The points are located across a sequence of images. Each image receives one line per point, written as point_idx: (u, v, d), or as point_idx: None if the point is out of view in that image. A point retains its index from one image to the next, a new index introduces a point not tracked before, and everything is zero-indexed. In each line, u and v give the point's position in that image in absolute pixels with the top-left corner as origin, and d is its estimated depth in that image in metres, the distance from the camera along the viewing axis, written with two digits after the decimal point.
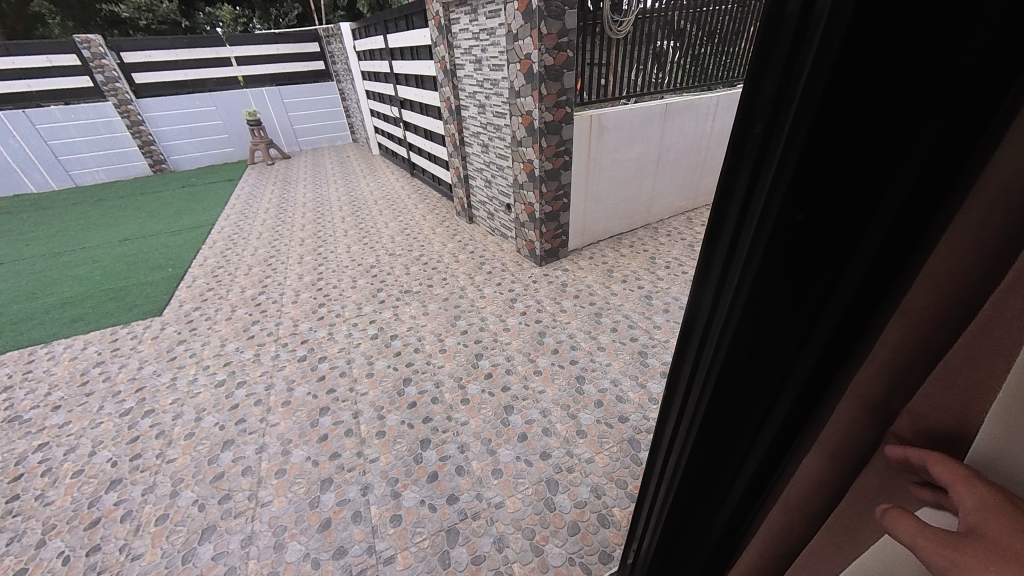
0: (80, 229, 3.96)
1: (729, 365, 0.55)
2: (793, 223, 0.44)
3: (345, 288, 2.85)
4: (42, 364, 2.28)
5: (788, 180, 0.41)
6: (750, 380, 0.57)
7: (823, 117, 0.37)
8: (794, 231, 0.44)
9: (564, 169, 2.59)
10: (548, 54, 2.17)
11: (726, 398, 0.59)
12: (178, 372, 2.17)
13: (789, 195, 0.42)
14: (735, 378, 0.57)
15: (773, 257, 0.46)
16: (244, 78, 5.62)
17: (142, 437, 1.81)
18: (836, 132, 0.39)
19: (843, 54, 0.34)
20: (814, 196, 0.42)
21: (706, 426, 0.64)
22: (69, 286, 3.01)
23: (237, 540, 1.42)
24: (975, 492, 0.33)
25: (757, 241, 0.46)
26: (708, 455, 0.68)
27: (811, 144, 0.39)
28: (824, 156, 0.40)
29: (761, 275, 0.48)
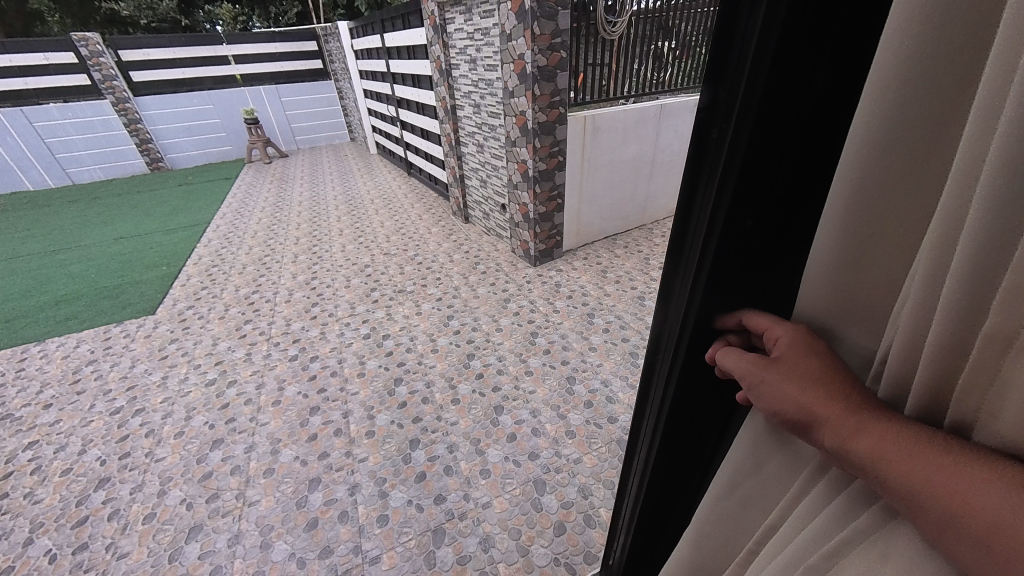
0: (76, 227, 3.96)
1: (688, 374, 0.56)
2: (741, 227, 0.45)
3: (338, 287, 2.86)
4: (34, 363, 2.28)
5: (734, 182, 0.42)
6: (713, 378, 0.57)
7: (764, 117, 0.38)
8: (743, 235, 0.45)
9: (559, 169, 2.60)
10: (541, 54, 2.17)
11: (689, 397, 0.59)
12: (169, 371, 2.17)
13: (734, 201, 0.43)
14: (698, 379, 0.57)
15: (727, 259, 0.46)
16: (242, 77, 5.65)
17: (132, 436, 1.82)
18: (776, 135, 0.40)
19: (778, 58, 0.36)
20: (762, 195, 0.43)
21: (671, 427, 0.64)
22: (63, 284, 3.02)
23: (224, 539, 1.42)
24: (789, 327, 0.42)
25: (710, 247, 0.46)
26: (678, 451, 0.68)
27: (756, 144, 0.40)
28: (767, 157, 0.41)
29: (717, 276, 0.47)
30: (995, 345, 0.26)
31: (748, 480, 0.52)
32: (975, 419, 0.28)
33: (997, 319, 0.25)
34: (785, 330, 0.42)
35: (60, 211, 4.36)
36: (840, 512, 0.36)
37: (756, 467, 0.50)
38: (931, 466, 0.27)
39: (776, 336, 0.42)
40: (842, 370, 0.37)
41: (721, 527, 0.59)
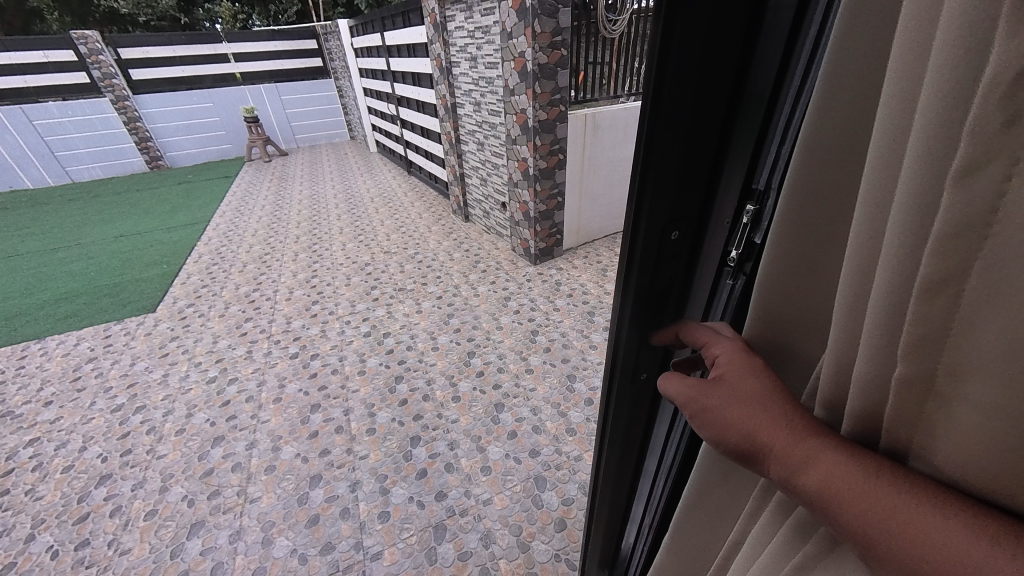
0: (76, 225, 3.95)
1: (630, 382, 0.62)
2: (668, 237, 0.50)
3: (339, 286, 2.86)
4: (34, 360, 2.28)
5: (652, 183, 0.46)
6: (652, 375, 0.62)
7: (670, 136, 0.43)
8: (667, 243, 0.50)
9: (558, 168, 2.60)
10: (541, 52, 2.17)
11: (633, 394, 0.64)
12: (169, 368, 2.17)
13: (653, 213, 0.48)
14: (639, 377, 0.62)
15: (654, 267, 0.51)
16: (242, 75, 5.65)
17: (132, 433, 1.82)
18: (699, 139, 0.44)
19: (674, 85, 0.41)
20: (683, 199, 0.48)
21: (615, 426, 0.69)
22: (63, 282, 3.02)
23: (225, 535, 1.43)
24: (725, 342, 0.44)
25: (637, 244, 0.51)
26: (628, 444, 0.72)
27: (670, 144, 0.44)
28: (685, 159, 0.45)
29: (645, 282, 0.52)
30: (909, 392, 0.27)
31: (717, 489, 0.53)
32: (908, 449, 0.29)
33: (910, 367, 0.26)
34: (723, 347, 0.43)
35: (59, 209, 4.35)
36: (791, 535, 0.37)
37: (723, 478, 0.52)
38: (879, 504, 0.27)
39: (720, 354, 0.43)
40: (781, 389, 0.38)
41: (698, 534, 0.60)
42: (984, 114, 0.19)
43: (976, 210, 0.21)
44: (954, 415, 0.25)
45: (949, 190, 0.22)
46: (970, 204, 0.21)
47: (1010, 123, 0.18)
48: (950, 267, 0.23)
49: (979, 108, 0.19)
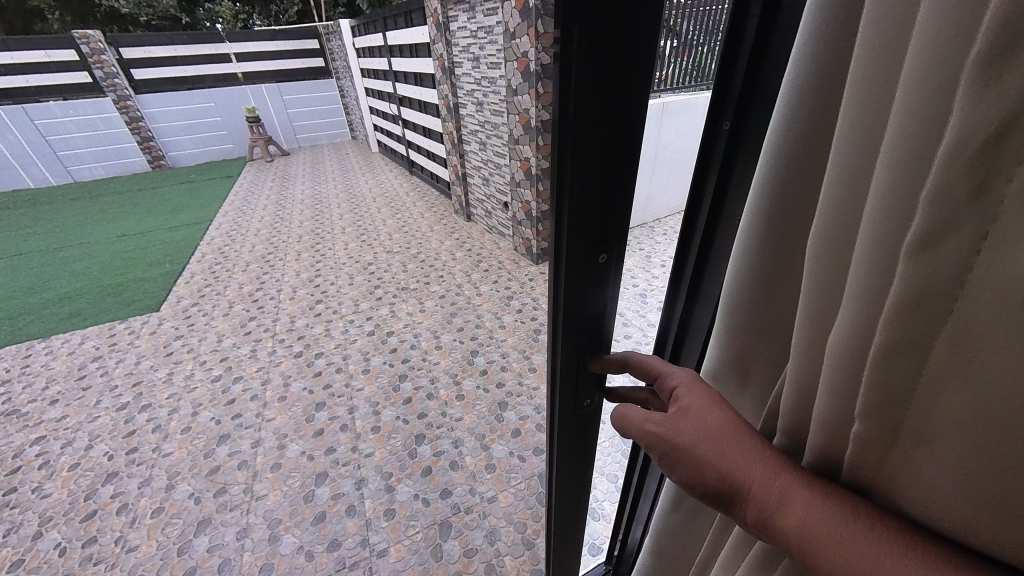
0: (78, 225, 3.96)
1: (573, 411, 0.60)
2: (596, 254, 0.45)
3: (342, 285, 2.87)
4: (40, 359, 2.29)
5: (570, 193, 0.41)
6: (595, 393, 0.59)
7: (587, 136, 0.38)
8: (594, 259, 0.45)
9: None
10: (545, 52, 2.17)
11: (575, 415, 0.60)
12: (174, 367, 2.18)
13: (577, 223, 0.43)
14: (581, 396, 0.58)
15: (582, 282, 0.47)
16: (243, 74, 5.67)
17: (138, 431, 1.83)
18: (621, 143, 0.40)
19: (585, 75, 0.35)
20: (610, 211, 0.43)
21: (565, 447, 0.66)
22: (67, 281, 3.03)
23: (232, 532, 1.44)
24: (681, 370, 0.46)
25: (561, 263, 0.46)
26: (576, 463, 0.69)
27: (581, 157, 0.39)
28: (611, 166, 0.41)
29: (574, 298, 0.47)
30: (866, 445, 0.29)
31: None
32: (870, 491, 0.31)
33: (869, 425, 0.28)
34: (685, 380, 0.44)
35: (61, 208, 4.35)
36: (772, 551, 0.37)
37: None
38: (856, 545, 0.28)
39: (684, 391, 0.43)
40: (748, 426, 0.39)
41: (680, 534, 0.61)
42: (951, 184, 0.21)
43: (939, 279, 0.23)
44: (917, 463, 0.27)
45: (908, 258, 0.23)
46: (938, 272, 0.22)
47: (977, 193, 0.20)
48: (913, 333, 0.25)
49: (943, 176, 0.21)
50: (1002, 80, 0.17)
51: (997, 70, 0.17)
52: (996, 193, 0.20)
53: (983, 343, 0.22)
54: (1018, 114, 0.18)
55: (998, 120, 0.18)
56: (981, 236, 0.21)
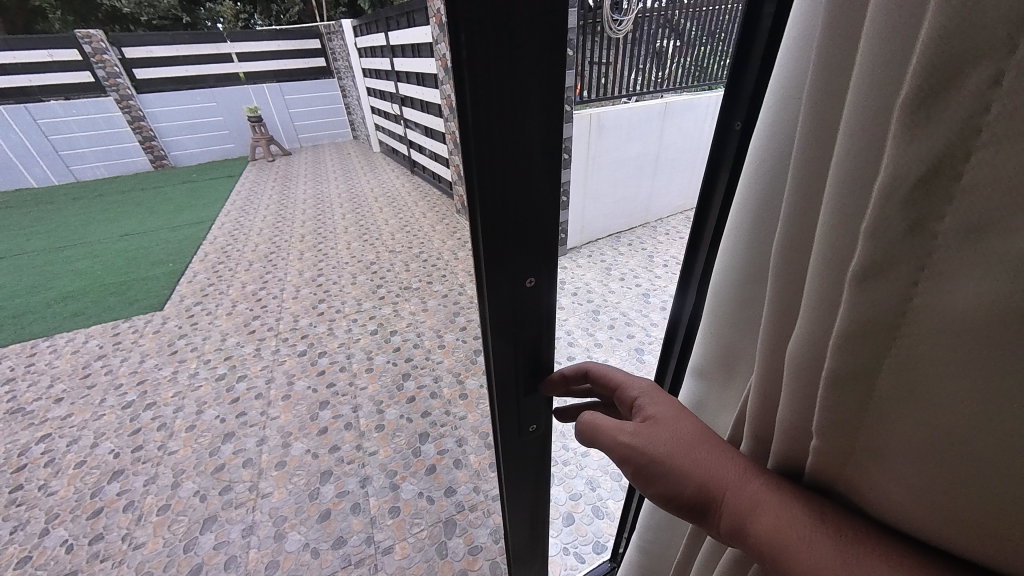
0: (81, 224, 3.96)
1: (518, 437, 0.63)
2: (517, 280, 0.47)
3: (345, 284, 2.88)
4: (44, 358, 2.30)
5: (486, 227, 0.42)
6: (536, 412, 0.61)
7: (495, 173, 0.39)
8: (516, 285, 0.47)
9: (564, 168, 2.62)
10: None
11: (519, 434, 0.62)
12: (179, 366, 2.19)
13: (495, 253, 0.44)
14: (522, 417, 0.60)
15: (508, 306, 0.48)
16: (245, 74, 5.69)
17: (143, 429, 1.84)
18: (534, 175, 0.41)
19: (483, 116, 0.36)
20: (530, 240, 0.45)
21: (513, 468, 0.67)
22: (70, 280, 3.03)
23: (238, 529, 1.45)
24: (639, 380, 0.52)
25: (485, 291, 0.47)
26: (527, 480, 0.71)
27: (489, 209, 0.41)
28: (525, 198, 0.42)
29: (501, 324, 0.49)
30: (824, 455, 0.32)
31: None
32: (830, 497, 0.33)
33: (826, 441, 0.31)
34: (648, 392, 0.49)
35: (64, 208, 4.36)
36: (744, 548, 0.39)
37: None
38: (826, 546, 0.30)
39: (656, 404, 0.48)
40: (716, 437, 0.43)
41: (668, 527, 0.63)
42: (889, 219, 0.23)
43: (881, 310, 0.25)
44: (874, 472, 0.30)
45: (853, 289, 0.26)
46: (883, 302, 0.25)
47: (915, 227, 0.23)
48: (862, 359, 0.27)
49: (884, 214, 0.23)
50: (929, 123, 0.20)
51: (925, 109, 0.20)
52: (930, 229, 0.22)
53: (920, 360, 0.25)
54: (944, 159, 0.21)
55: (927, 162, 0.21)
56: (919, 268, 0.23)
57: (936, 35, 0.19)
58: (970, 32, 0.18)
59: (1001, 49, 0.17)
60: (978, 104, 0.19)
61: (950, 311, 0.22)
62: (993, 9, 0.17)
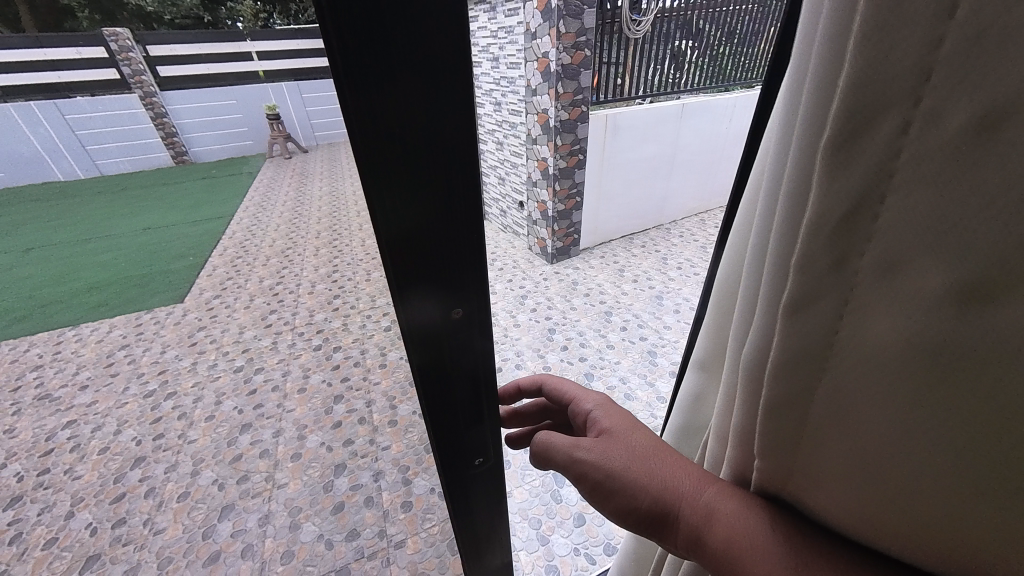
0: (105, 217, 4.08)
1: (463, 473, 0.61)
2: (440, 310, 0.43)
3: (359, 281, 2.91)
4: (70, 346, 2.37)
5: (396, 256, 0.38)
6: (482, 442, 0.59)
7: (398, 197, 0.35)
8: (440, 315, 0.43)
9: (579, 168, 2.62)
10: (565, 53, 2.18)
11: (465, 465, 0.59)
12: (198, 357, 2.24)
13: (407, 284, 0.40)
14: (465, 448, 0.57)
15: (432, 337, 0.44)
16: (264, 73, 5.80)
17: (164, 418, 1.89)
18: (449, 198, 0.37)
19: (373, 135, 0.32)
20: (451, 266, 0.41)
21: (462, 499, 0.64)
22: (95, 272, 3.12)
23: (255, 518, 1.48)
24: (596, 394, 0.56)
25: (406, 323, 0.43)
26: (480, 508, 0.69)
27: (401, 253, 0.38)
28: (441, 223, 0.38)
29: (425, 355, 0.45)
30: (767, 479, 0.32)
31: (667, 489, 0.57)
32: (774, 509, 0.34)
33: (766, 468, 0.31)
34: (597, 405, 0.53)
35: (89, 201, 4.49)
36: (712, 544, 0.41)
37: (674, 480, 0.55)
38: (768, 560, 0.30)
39: (603, 419, 0.50)
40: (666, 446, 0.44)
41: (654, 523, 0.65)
42: (815, 255, 0.23)
43: (812, 343, 0.26)
44: (809, 497, 0.30)
45: (784, 322, 0.26)
46: (811, 332, 0.25)
47: (837, 264, 0.23)
48: (795, 391, 0.27)
49: (812, 249, 0.23)
50: (847, 165, 0.21)
51: (846, 150, 0.21)
52: (853, 267, 0.23)
53: (847, 392, 0.26)
54: (859, 205, 0.21)
55: (848, 202, 0.21)
56: (843, 302, 0.24)
57: (850, 82, 0.19)
58: (882, 79, 0.19)
59: (909, 99, 0.18)
60: (892, 149, 0.20)
61: (873, 346, 0.23)
62: (901, 58, 0.18)
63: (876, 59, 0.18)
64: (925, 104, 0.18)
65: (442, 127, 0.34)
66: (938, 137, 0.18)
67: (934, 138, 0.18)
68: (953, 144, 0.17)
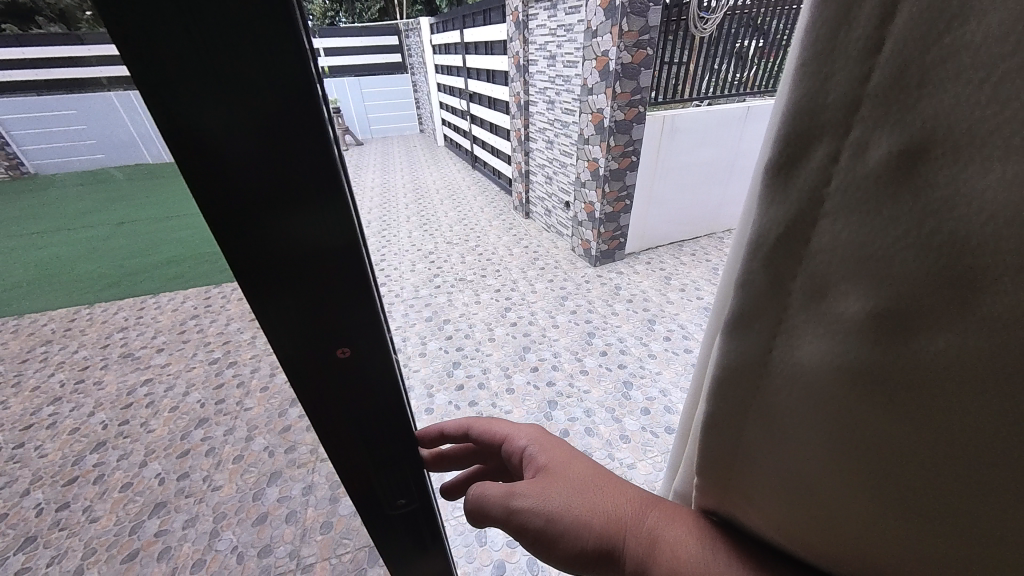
0: (185, 198, 4.49)
1: (383, 508, 0.64)
2: (325, 353, 0.42)
3: (404, 271, 3.01)
4: (151, 312, 2.64)
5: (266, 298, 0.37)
6: (397, 478, 0.60)
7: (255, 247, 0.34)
8: (324, 358, 0.42)
9: (631, 170, 2.55)
10: (626, 51, 2.12)
11: (382, 498, 0.62)
12: (256, 332, 2.42)
13: (282, 327, 0.39)
14: (378, 485, 0.59)
15: (321, 378, 0.44)
16: (329, 68, 6.14)
17: (225, 384, 2.05)
18: (326, 248, 0.36)
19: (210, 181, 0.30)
20: (333, 314, 0.40)
21: (384, 527, 0.68)
22: (174, 247, 3.45)
23: (299, 487, 1.57)
24: (527, 428, 0.58)
25: (290, 364, 0.41)
26: (408, 530, 0.72)
27: (270, 299, 0.37)
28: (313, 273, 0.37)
29: (312, 392, 0.44)
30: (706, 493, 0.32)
31: None
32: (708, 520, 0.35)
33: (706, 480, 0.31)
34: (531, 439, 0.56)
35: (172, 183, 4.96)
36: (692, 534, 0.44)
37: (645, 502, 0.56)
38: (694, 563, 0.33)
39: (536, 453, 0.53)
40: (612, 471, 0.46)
41: None
42: (755, 271, 0.24)
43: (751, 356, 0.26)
44: (745, 514, 0.30)
45: (728, 334, 0.27)
46: (751, 346, 0.26)
47: (777, 281, 0.24)
48: (735, 401, 0.28)
49: (754, 267, 0.24)
50: (788, 187, 0.22)
51: (785, 174, 0.22)
52: (795, 283, 0.23)
53: (783, 409, 0.26)
54: (793, 226, 0.22)
55: (784, 223, 0.22)
56: (781, 316, 0.24)
57: (792, 110, 0.20)
58: (817, 111, 0.20)
59: (839, 128, 0.19)
60: (823, 175, 0.20)
61: (801, 363, 0.24)
62: (831, 93, 0.19)
63: (813, 96, 0.19)
64: (853, 134, 0.19)
65: (310, 204, 0.33)
66: (860, 171, 0.19)
67: (859, 169, 0.19)
68: (876, 176, 0.18)
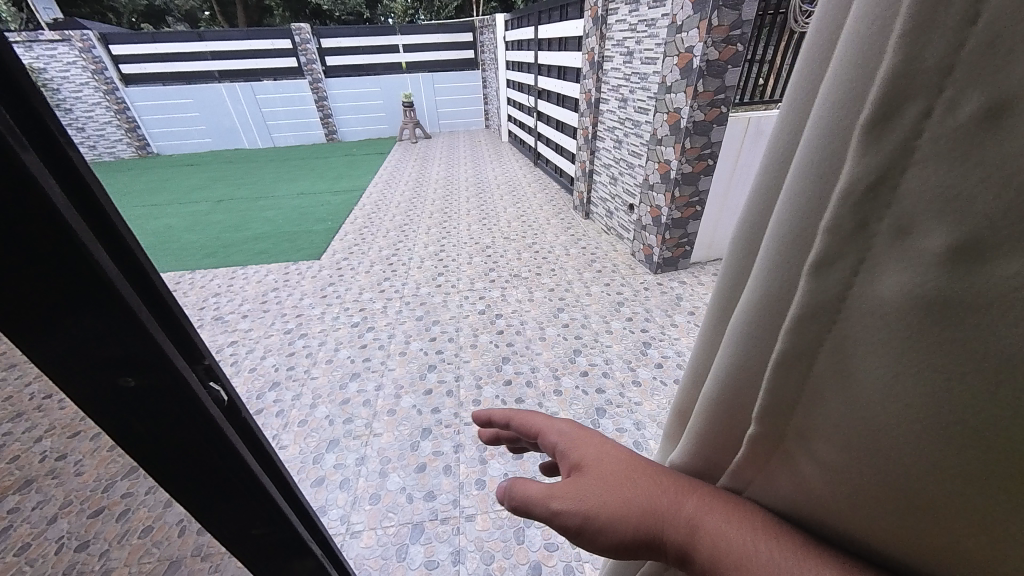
0: (273, 181, 4.95)
1: (237, 538, 0.57)
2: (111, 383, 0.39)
3: (461, 262, 3.09)
4: (239, 282, 2.94)
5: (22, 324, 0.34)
6: (247, 513, 0.55)
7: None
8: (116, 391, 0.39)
9: (705, 174, 2.40)
10: (714, 47, 1.99)
11: (237, 531, 0.56)
12: (325, 308, 2.61)
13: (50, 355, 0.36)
14: (230, 516, 0.54)
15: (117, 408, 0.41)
16: (406, 65, 6.43)
17: (296, 353, 2.24)
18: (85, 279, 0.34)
19: None
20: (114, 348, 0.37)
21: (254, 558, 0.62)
22: (261, 225, 3.82)
23: (353, 457, 1.67)
24: (561, 421, 0.52)
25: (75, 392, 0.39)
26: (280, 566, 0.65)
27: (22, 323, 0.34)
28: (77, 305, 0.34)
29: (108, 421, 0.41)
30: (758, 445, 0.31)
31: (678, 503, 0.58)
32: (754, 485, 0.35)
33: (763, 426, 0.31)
34: (569, 433, 0.50)
35: (264, 167, 5.49)
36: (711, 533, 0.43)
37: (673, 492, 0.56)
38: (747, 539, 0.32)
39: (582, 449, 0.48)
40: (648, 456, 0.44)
41: None
42: (839, 219, 0.22)
43: (828, 299, 0.24)
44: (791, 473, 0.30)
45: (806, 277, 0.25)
46: (826, 289, 0.24)
47: (860, 225, 0.22)
48: (804, 344, 0.27)
49: (838, 209, 0.22)
50: (877, 140, 0.19)
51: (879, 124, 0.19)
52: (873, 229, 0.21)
53: (860, 356, 0.24)
54: (881, 176, 0.20)
55: (871, 173, 0.20)
56: (859, 263, 0.22)
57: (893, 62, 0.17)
58: (913, 66, 0.17)
59: (933, 87, 0.17)
60: (910, 131, 0.18)
61: (879, 306, 0.22)
62: (929, 52, 0.16)
63: (909, 48, 0.17)
64: (946, 92, 0.16)
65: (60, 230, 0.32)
66: (946, 128, 0.17)
67: (942, 129, 0.17)
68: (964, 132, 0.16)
